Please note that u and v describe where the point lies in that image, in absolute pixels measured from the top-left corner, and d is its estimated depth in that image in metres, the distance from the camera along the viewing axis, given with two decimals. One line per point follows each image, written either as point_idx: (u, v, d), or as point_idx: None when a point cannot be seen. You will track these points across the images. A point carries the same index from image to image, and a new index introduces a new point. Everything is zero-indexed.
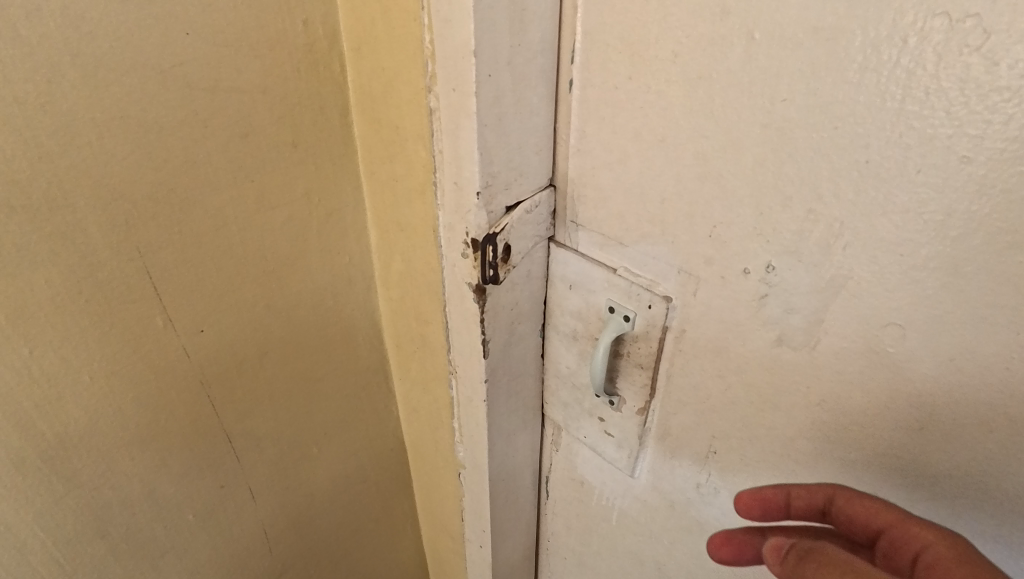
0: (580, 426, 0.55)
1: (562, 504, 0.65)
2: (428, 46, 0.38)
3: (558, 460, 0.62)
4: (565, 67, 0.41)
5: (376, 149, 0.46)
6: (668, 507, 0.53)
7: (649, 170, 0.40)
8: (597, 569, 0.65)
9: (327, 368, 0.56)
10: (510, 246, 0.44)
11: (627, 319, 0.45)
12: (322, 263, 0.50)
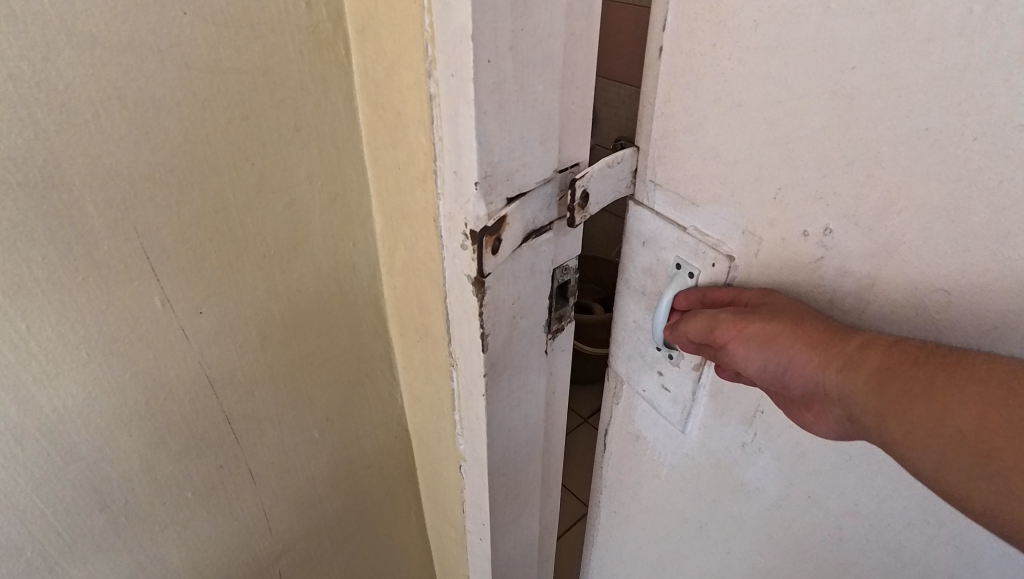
0: (640, 380, 0.53)
1: (612, 459, 0.64)
2: (428, 29, 0.36)
3: (616, 413, 0.60)
4: (658, 31, 0.40)
5: (381, 134, 0.45)
6: (713, 466, 0.51)
7: (725, 134, 0.38)
8: (639, 529, 0.64)
9: (331, 353, 0.55)
10: (589, 193, 0.45)
11: (693, 276, 0.44)
12: (326, 248, 0.50)
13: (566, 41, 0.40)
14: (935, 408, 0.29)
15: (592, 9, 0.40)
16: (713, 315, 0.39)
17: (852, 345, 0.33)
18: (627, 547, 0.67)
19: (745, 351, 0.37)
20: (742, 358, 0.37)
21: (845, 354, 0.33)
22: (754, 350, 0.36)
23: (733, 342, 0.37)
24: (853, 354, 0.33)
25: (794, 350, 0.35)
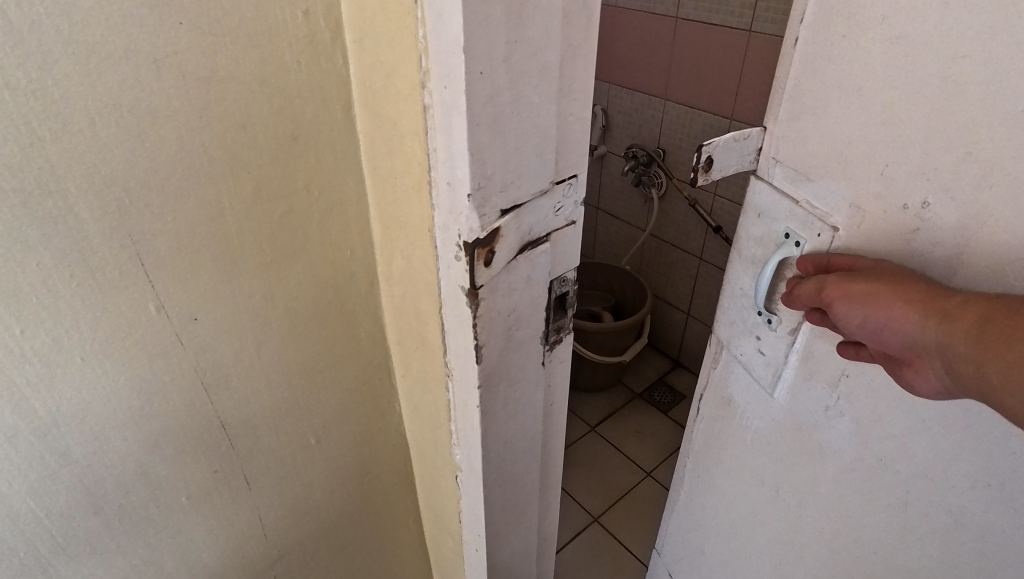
0: (741, 343, 0.67)
1: (705, 418, 0.81)
2: (422, 41, 0.36)
3: (718, 376, 0.75)
4: (796, 26, 0.52)
5: (378, 144, 0.45)
6: (796, 427, 0.63)
7: (848, 113, 0.49)
8: (724, 478, 0.79)
9: (328, 361, 0.56)
10: (713, 160, 0.55)
11: (798, 245, 0.56)
12: (324, 257, 0.50)
13: (562, 53, 0.39)
14: (1010, 351, 0.38)
15: (589, 22, 0.40)
16: (827, 278, 0.49)
17: (948, 302, 0.42)
18: (710, 499, 0.84)
19: (850, 306, 0.47)
20: (847, 312, 0.47)
21: (940, 309, 0.42)
22: (858, 305, 0.46)
23: (841, 299, 0.48)
24: (947, 308, 0.42)
25: (895, 305, 0.44)
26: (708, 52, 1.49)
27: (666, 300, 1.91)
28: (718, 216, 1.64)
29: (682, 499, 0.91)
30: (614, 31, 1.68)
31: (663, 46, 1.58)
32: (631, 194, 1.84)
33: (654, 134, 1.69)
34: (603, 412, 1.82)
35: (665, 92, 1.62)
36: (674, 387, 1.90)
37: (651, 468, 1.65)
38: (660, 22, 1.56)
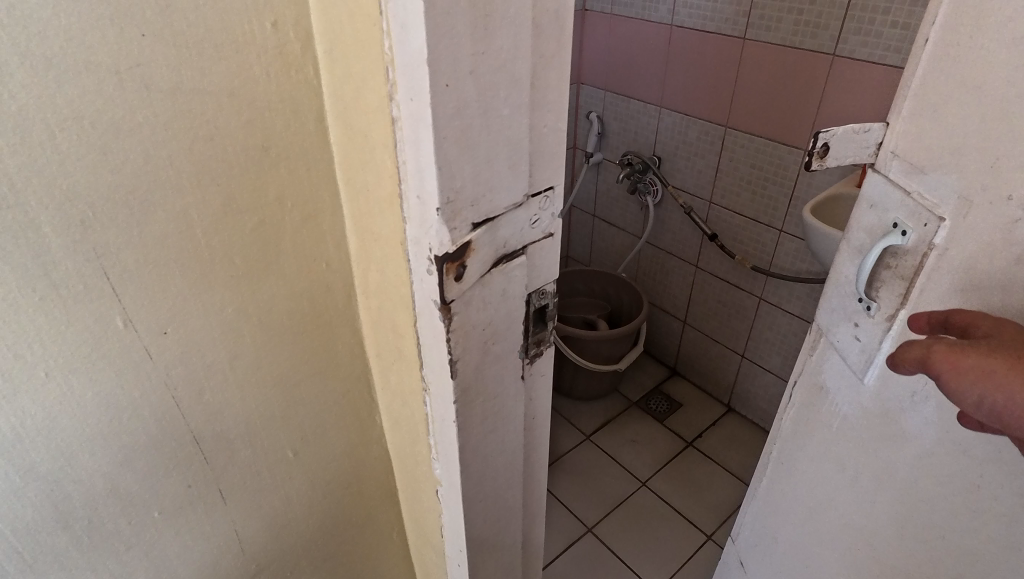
0: (839, 330, 0.70)
1: (797, 406, 0.82)
2: (388, 52, 0.36)
3: (812, 363, 0.77)
4: (927, 26, 0.55)
5: (351, 156, 0.45)
6: (884, 412, 0.65)
7: (969, 114, 0.51)
8: (806, 471, 0.80)
9: (306, 374, 0.55)
10: (829, 146, 0.60)
11: (904, 234, 0.58)
12: (299, 269, 0.50)
13: (533, 64, 0.39)
14: None
15: (560, 34, 0.39)
16: (931, 346, 0.49)
17: None
18: (782, 491, 0.87)
19: (958, 381, 0.47)
20: (956, 387, 0.47)
21: None
22: (968, 381, 0.46)
23: (948, 371, 0.47)
24: None
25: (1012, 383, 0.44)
26: (703, 60, 1.49)
27: (663, 308, 1.91)
28: (714, 224, 1.64)
29: (765, 495, 0.92)
30: (609, 39, 1.68)
31: (658, 53, 1.58)
32: (627, 202, 1.84)
33: (650, 141, 1.69)
34: (599, 420, 1.81)
35: (661, 100, 1.62)
36: (671, 395, 1.89)
37: (647, 477, 1.64)
38: (655, 30, 1.56)
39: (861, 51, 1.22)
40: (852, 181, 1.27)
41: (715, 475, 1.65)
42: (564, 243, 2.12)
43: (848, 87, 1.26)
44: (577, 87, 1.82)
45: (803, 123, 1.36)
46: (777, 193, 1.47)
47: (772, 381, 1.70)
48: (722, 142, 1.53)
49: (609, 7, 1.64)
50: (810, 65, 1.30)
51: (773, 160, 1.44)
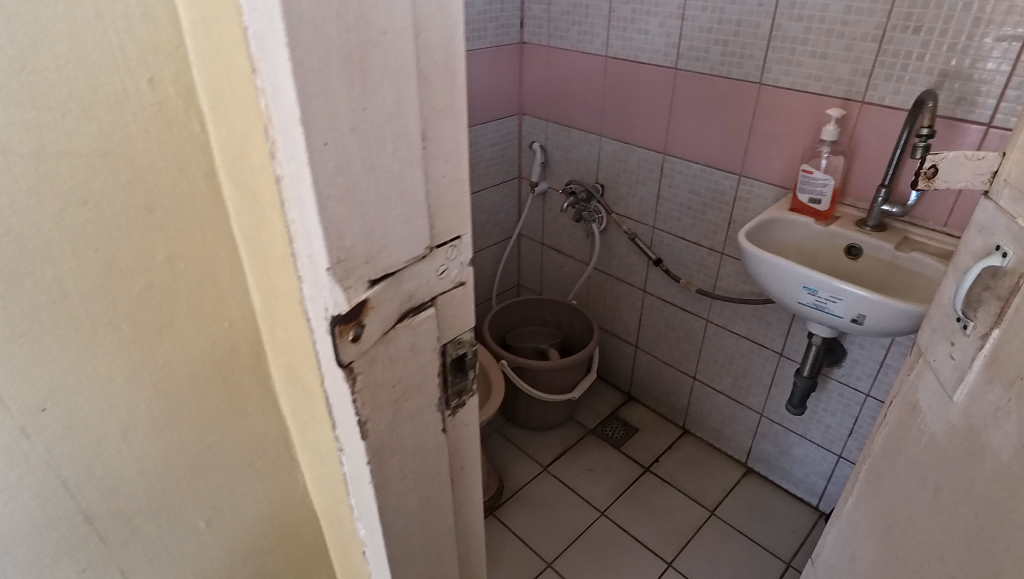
0: (937, 348, 0.76)
1: (890, 424, 0.88)
2: (263, 110, 0.34)
3: (909, 384, 0.83)
4: None
5: (245, 212, 0.43)
6: (966, 429, 0.68)
7: None
8: (890, 489, 0.85)
9: (216, 437, 0.52)
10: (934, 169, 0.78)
11: (1004, 255, 0.65)
12: (198, 331, 0.47)
13: (423, 117, 0.38)
14: None
15: (452, 85, 0.39)
16: None
17: None
18: (865, 509, 0.92)
19: None
20: None
21: None
22: None
23: None
24: None
25: None
26: (638, 89, 1.52)
27: (615, 333, 1.92)
28: (658, 249, 1.66)
29: (849, 514, 0.97)
30: (548, 70, 1.70)
31: (595, 83, 1.60)
32: (574, 229, 1.85)
33: (593, 170, 1.71)
34: (556, 450, 1.79)
35: (601, 128, 1.64)
36: (627, 420, 1.89)
37: (606, 506, 1.63)
38: (592, 61, 1.59)
39: (785, 80, 1.26)
40: (784, 205, 1.31)
41: (673, 500, 1.65)
42: (514, 272, 2.11)
43: (775, 114, 1.30)
44: (519, 118, 1.84)
45: (736, 149, 1.39)
46: (716, 217, 1.50)
47: (724, 402, 1.72)
48: (661, 169, 1.56)
49: (546, 39, 1.67)
50: (739, 93, 1.34)
51: (710, 185, 1.48)
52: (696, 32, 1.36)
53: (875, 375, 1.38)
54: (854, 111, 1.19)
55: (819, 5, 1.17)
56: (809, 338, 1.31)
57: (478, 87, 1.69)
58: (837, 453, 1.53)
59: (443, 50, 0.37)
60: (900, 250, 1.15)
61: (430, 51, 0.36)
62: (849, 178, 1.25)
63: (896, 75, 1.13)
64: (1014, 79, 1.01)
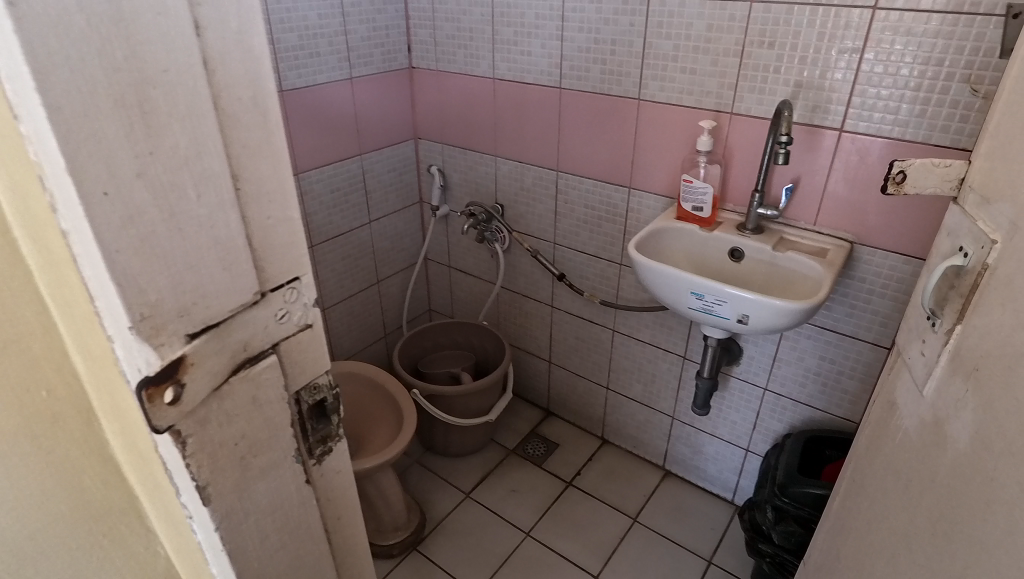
0: (912, 346, 0.69)
1: (872, 423, 0.79)
2: (33, 159, 0.31)
3: (889, 379, 0.76)
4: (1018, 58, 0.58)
5: (47, 268, 0.38)
6: (931, 421, 0.62)
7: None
8: (870, 490, 0.76)
9: (44, 520, 0.45)
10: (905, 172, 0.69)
11: (965, 257, 0.59)
12: (6, 406, 0.41)
13: (232, 155, 0.36)
14: None
15: (264, 120, 0.37)
16: None
17: None
18: (845, 513, 0.84)
19: None
20: None
21: None
22: None
23: None
24: None
25: None
26: (527, 110, 1.54)
27: (528, 350, 1.93)
28: (561, 264, 1.69)
29: (833, 520, 0.88)
30: (438, 94, 1.70)
31: (486, 105, 1.62)
32: (479, 250, 1.85)
33: (492, 190, 1.72)
34: (478, 475, 1.76)
35: (496, 149, 1.65)
36: (547, 437, 1.90)
37: (531, 526, 1.62)
38: (480, 83, 1.60)
39: (661, 95, 1.32)
40: (671, 214, 1.36)
41: (596, 512, 1.66)
42: (424, 297, 2.08)
43: (655, 128, 1.36)
44: (415, 142, 1.83)
45: (624, 163, 1.44)
46: (612, 230, 1.54)
47: (638, 408, 1.75)
48: (556, 185, 1.58)
49: (434, 63, 1.67)
50: (621, 110, 1.39)
51: (604, 199, 1.52)
52: (576, 52, 1.39)
53: (770, 369, 1.45)
54: (725, 121, 1.26)
55: (684, 24, 1.23)
56: (705, 341, 1.36)
57: (368, 114, 1.67)
58: (745, 447, 1.59)
59: (248, 85, 0.35)
60: (777, 251, 1.22)
61: (231, 87, 0.34)
62: (727, 185, 1.32)
63: (758, 87, 1.20)
64: (858, 87, 1.10)
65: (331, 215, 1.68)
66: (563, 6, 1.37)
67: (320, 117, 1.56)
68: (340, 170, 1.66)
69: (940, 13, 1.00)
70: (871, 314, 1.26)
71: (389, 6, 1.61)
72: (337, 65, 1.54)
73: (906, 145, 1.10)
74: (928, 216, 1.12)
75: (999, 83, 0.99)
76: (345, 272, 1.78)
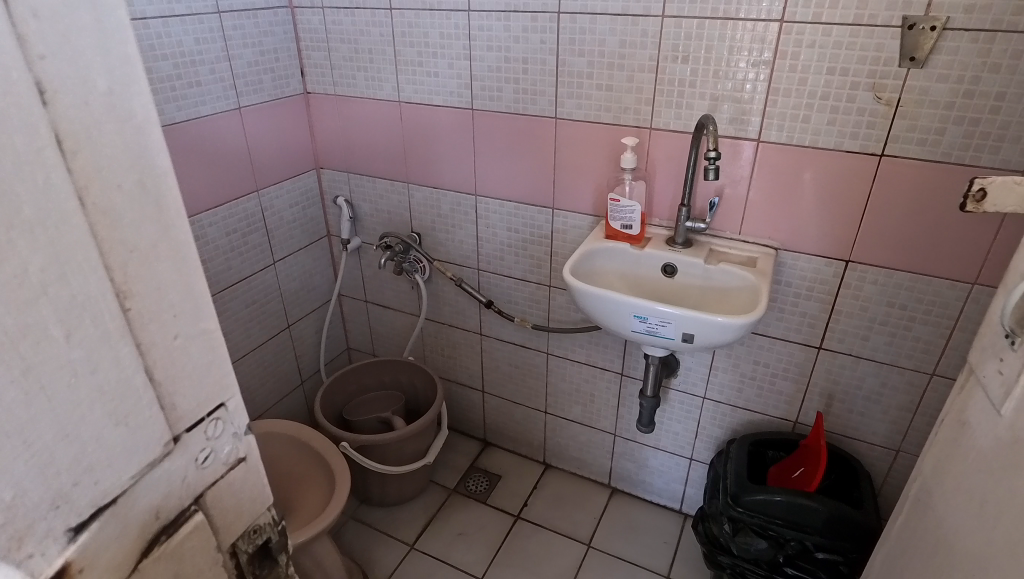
0: (985, 366, 0.72)
1: (940, 443, 0.82)
2: None
3: (959, 398, 0.78)
4: None
5: None
6: (1009, 442, 0.65)
7: None
8: (936, 508, 0.80)
9: None
10: (981, 189, 0.68)
11: None
12: None
13: (109, 255, 0.31)
14: None
15: (149, 204, 0.32)
16: None
17: None
18: (910, 527, 0.87)
19: None
20: None
21: None
22: None
23: None
24: None
25: None
26: (438, 133, 1.46)
27: (459, 381, 1.83)
28: (488, 291, 1.61)
29: (895, 537, 0.91)
30: (339, 119, 1.58)
31: (392, 130, 1.52)
32: (398, 282, 1.73)
33: (406, 219, 1.62)
34: (420, 523, 1.64)
35: (407, 176, 1.56)
36: (488, 469, 1.81)
37: (484, 571, 1.53)
38: (385, 107, 1.50)
39: (578, 112, 1.28)
40: (599, 233, 1.32)
41: (549, 544, 1.60)
42: (341, 336, 1.94)
43: (575, 147, 1.32)
44: (317, 172, 1.69)
45: (545, 183, 1.39)
46: (538, 252, 1.49)
47: (579, 429, 1.71)
48: (475, 210, 1.51)
49: (332, 88, 1.55)
50: (538, 129, 1.34)
51: (527, 222, 1.46)
52: (486, 72, 1.33)
53: (707, 378, 1.45)
54: (645, 137, 1.24)
55: (596, 40, 1.20)
56: (646, 359, 1.33)
57: (262, 146, 1.51)
58: (688, 457, 1.58)
59: (133, 167, 0.31)
60: (709, 264, 1.21)
61: (102, 177, 0.30)
62: (652, 200, 1.30)
63: (675, 102, 1.19)
64: (769, 98, 1.12)
65: (229, 260, 1.51)
66: (469, 24, 1.31)
67: (207, 154, 1.39)
68: (236, 210, 1.49)
69: (842, 24, 1.02)
70: (800, 316, 1.29)
71: (276, 28, 1.48)
72: (222, 95, 1.39)
73: (820, 152, 1.12)
74: (845, 219, 1.16)
75: (900, 90, 1.03)
76: (251, 320, 1.61)
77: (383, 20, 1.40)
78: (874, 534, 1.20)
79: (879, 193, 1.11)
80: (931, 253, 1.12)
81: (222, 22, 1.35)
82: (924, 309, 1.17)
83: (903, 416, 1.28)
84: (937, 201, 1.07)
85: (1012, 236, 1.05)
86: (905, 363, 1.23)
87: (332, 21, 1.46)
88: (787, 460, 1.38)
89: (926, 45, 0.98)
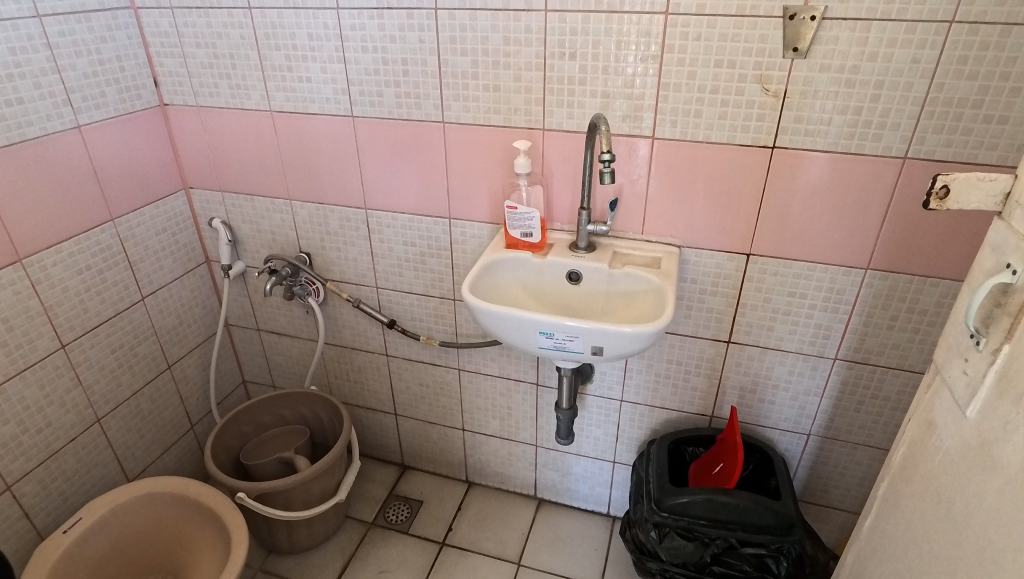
0: (951, 366, 0.73)
1: (906, 442, 0.84)
2: None
3: (926, 399, 0.79)
4: None
5: None
6: (979, 444, 0.66)
7: None
8: (906, 510, 0.81)
9: None
10: (946, 186, 0.67)
11: (1013, 274, 0.61)
12: None
13: None
14: None
15: None
16: None
17: None
18: (880, 527, 0.87)
19: None
20: None
21: None
22: None
23: None
24: None
25: None
26: (316, 144, 1.33)
27: (369, 406, 1.72)
28: (389, 309, 1.51)
29: (867, 537, 0.92)
30: (204, 133, 1.41)
31: (266, 143, 1.37)
32: (290, 307, 1.59)
33: (292, 239, 1.48)
34: (337, 565, 1.52)
35: (288, 193, 1.41)
36: (408, 496, 1.71)
37: None
38: (255, 119, 1.35)
39: (466, 116, 1.20)
40: (499, 242, 1.25)
41: (476, 568, 1.51)
42: (234, 369, 1.77)
43: (467, 153, 1.23)
44: (185, 193, 1.51)
45: (437, 193, 1.30)
46: (437, 265, 1.40)
47: (498, 444, 1.64)
48: (368, 225, 1.39)
49: (192, 99, 1.37)
50: (425, 136, 1.24)
51: (423, 234, 1.36)
52: (363, 75, 1.22)
53: (622, 380, 1.42)
54: (539, 139, 1.18)
55: (478, 38, 1.12)
56: (558, 371, 1.28)
57: (113, 168, 1.32)
58: (611, 460, 1.55)
59: None
60: (613, 268, 1.17)
61: None
62: (551, 205, 1.24)
63: (566, 100, 1.13)
64: (660, 93, 1.08)
65: (84, 301, 1.32)
66: (339, 23, 1.18)
67: (42, 182, 1.19)
68: (85, 244, 1.30)
69: (724, 16, 0.99)
70: (707, 312, 1.27)
71: (116, 32, 1.29)
72: (52, 112, 1.19)
73: (713, 147, 1.10)
74: (743, 214, 1.14)
75: (786, 81, 1.02)
76: (119, 366, 1.42)
77: (242, 20, 1.25)
78: (794, 524, 1.19)
79: (774, 185, 1.10)
80: (825, 242, 1.12)
81: (44, 27, 1.16)
82: (823, 297, 1.17)
83: (811, 401, 1.30)
84: (827, 191, 1.08)
85: (897, 221, 1.07)
86: (810, 350, 1.24)
87: (182, 23, 1.29)
88: (707, 456, 1.37)
89: (806, 35, 0.97)
